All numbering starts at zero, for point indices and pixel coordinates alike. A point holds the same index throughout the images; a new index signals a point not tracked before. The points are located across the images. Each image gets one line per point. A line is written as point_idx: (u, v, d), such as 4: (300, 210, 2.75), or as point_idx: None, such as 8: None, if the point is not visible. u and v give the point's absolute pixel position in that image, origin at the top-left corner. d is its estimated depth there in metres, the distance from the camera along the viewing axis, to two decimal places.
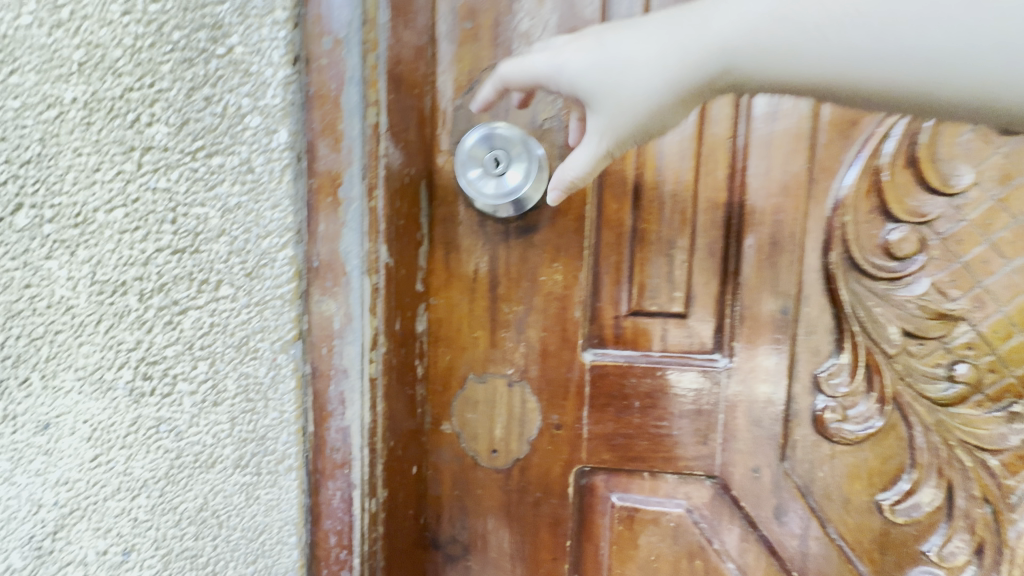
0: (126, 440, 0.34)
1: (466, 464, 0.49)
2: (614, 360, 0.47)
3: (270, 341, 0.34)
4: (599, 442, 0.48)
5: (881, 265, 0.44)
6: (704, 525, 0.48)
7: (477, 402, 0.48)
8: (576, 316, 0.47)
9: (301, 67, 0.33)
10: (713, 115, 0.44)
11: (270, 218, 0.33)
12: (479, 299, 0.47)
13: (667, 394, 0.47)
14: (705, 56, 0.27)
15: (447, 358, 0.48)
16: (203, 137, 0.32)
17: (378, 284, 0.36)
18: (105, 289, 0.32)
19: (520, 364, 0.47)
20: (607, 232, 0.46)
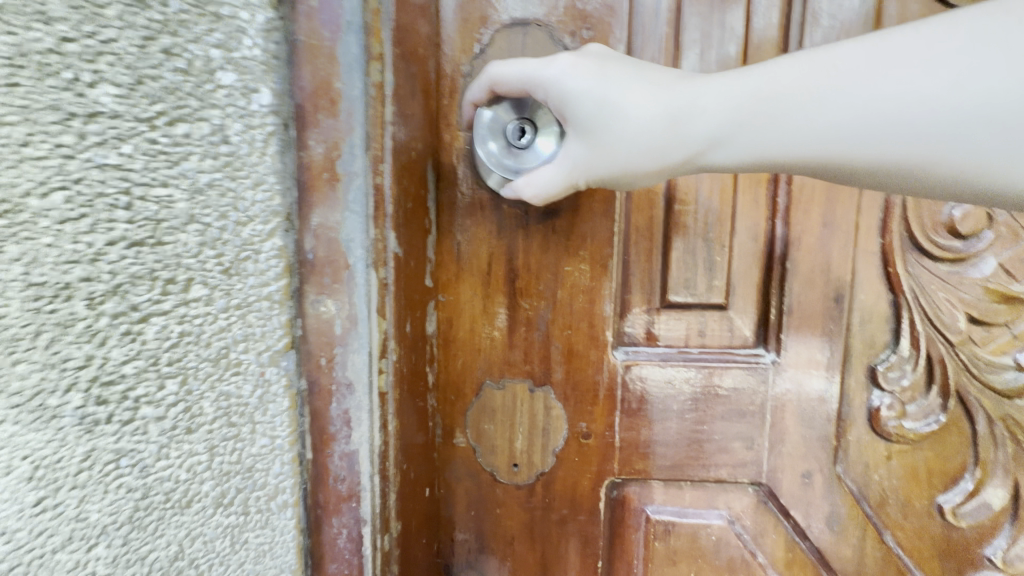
0: (79, 481, 0.25)
1: (484, 482, 0.43)
2: (648, 359, 0.42)
3: (255, 351, 0.28)
4: (632, 450, 0.43)
5: (944, 245, 0.40)
6: (747, 536, 0.43)
7: (495, 411, 0.42)
8: (606, 312, 0.41)
9: (287, 13, 0.27)
10: None
11: (252, 201, 0.27)
12: (494, 295, 0.41)
13: (707, 395, 0.42)
14: (693, 128, 0.28)
15: (460, 363, 0.42)
16: (164, 99, 0.24)
17: (387, 281, 0.30)
18: (44, 294, 0.23)
19: (542, 366, 0.42)
20: (637, 213, 0.41)
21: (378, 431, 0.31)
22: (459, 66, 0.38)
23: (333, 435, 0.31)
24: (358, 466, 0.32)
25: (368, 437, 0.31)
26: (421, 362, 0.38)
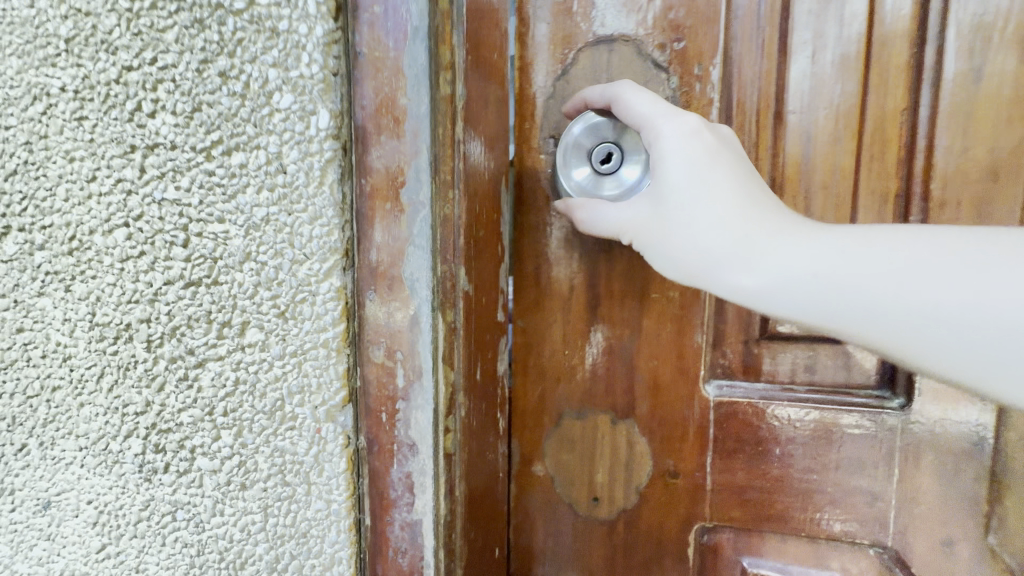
0: (137, 529, 0.27)
1: (564, 514, 0.38)
2: (747, 398, 0.35)
3: (311, 405, 0.24)
4: (726, 495, 0.36)
5: None
6: None
7: (572, 439, 0.38)
8: (698, 343, 0.35)
9: (348, 23, 0.23)
10: (885, 74, 0.29)
11: (309, 235, 0.23)
12: (574, 319, 0.37)
13: (827, 445, 0.34)
14: (775, 256, 0.23)
15: (537, 393, 0.38)
16: (220, 127, 0.24)
17: (454, 323, 0.24)
18: (105, 335, 0.26)
19: (624, 403, 0.36)
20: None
21: (444, 496, 0.25)
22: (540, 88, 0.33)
23: (394, 500, 0.25)
24: (421, 537, 0.25)
25: (432, 502, 0.24)
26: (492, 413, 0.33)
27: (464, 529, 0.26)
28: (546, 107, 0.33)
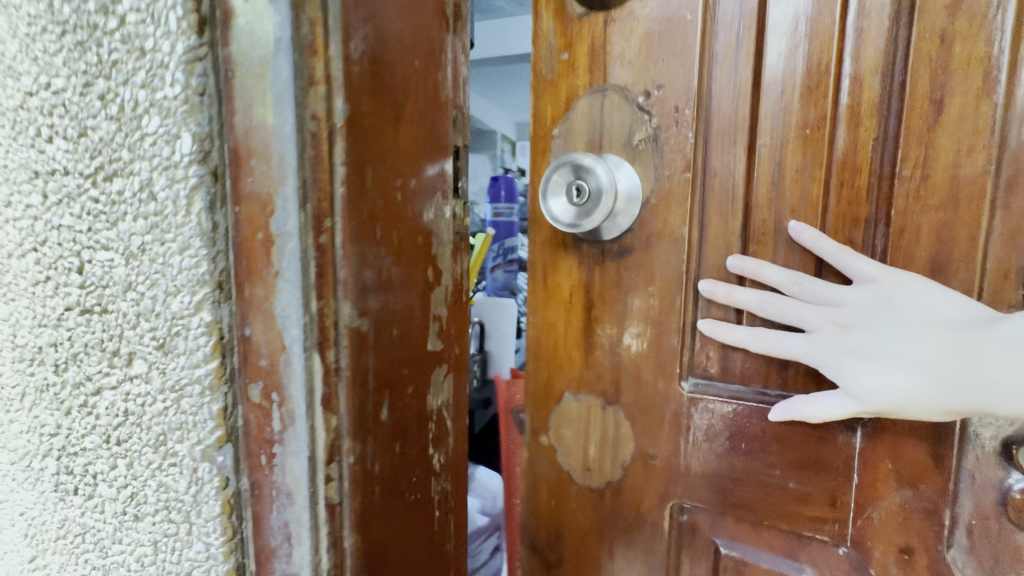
0: (57, 545, 0.28)
1: (562, 478, 0.46)
2: (716, 396, 0.40)
3: (189, 443, 0.24)
4: (699, 480, 0.41)
5: None
6: None
7: (567, 411, 0.46)
8: (673, 344, 0.41)
9: (214, 36, 0.21)
10: (845, 111, 0.34)
11: (177, 268, 0.22)
12: (575, 319, 0.45)
13: (780, 444, 0.38)
14: (886, 358, 0.33)
15: (544, 375, 0.47)
16: (101, 153, 0.23)
17: (337, 364, 0.23)
18: (24, 356, 0.27)
19: (611, 388, 0.44)
20: (712, 248, 0.39)
21: (325, 551, 0.24)
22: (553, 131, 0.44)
23: (275, 550, 0.24)
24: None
25: (310, 557, 0.24)
26: (417, 448, 0.30)
27: (357, 575, 0.25)
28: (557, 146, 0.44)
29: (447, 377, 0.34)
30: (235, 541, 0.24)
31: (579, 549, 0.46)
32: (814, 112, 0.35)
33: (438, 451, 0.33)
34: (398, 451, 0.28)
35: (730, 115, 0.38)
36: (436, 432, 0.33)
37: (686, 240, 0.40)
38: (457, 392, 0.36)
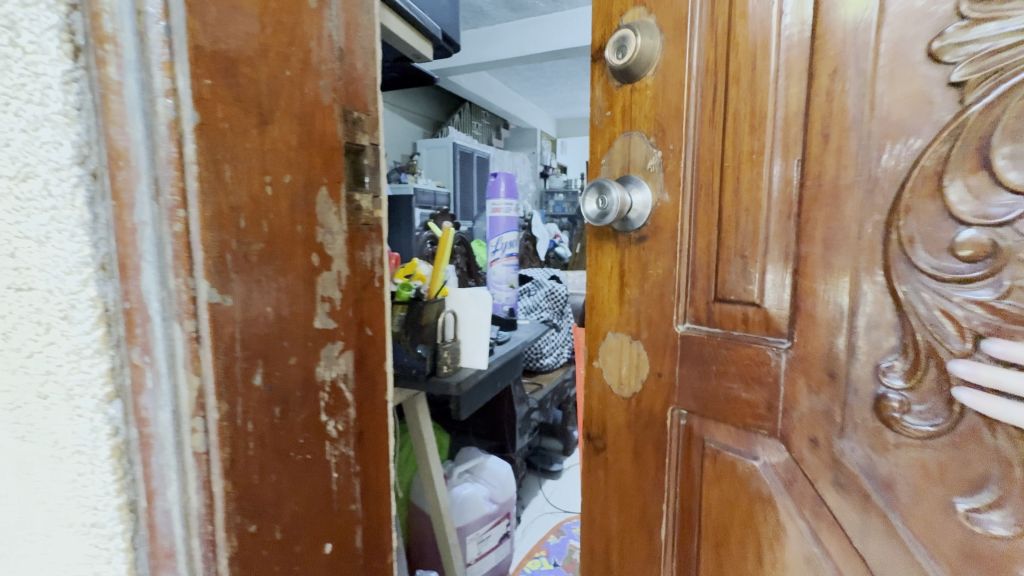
0: (13, 479, 0.33)
1: (601, 402, 0.50)
2: (704, 333, 0.42)
3: (87, 398, 0.27)
4: (689, 397, 0.44)
5: (946, 265, 0.30)
6: (788, 496, 0.39)
7: (601, 350, 0.49)
8: (674, 298, 0.44)
9: (88, 61, 0.25)
10: (759, 102, 0.38)
11: (67, 250, 0.26)
12: (612, 271, 0.47)
13: (753, 380, 0.40)
14: None
15: (592, 323, 0.49)
16: (3, 157, 0.26)
17: (197, 331, 0.28)
18: None
19: (634, 329, 0.46)
20: (699, 233, 0.42)
21: (194, 491, 0.29)
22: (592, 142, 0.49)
23: (157, 490, 0.29)
24: (174, 524, 0.29)
25: (180, 495, 0.29)
26: (304, 413, 0.35)
27: (227, 514, 0.30)
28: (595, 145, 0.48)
29: (345, 353, 0.38)
30: (126, 480, 0.28)
31: (621, 474, 0.49)
32: (735, 105, 0.39)
33: (332, 421, 0.37)
34: (277, 415, 0.32)
35: (743, 130, 0.39)
36: (331, 400, 0.37)
37: (700, 234, 0.42)
38: (356, 367, 0.40)
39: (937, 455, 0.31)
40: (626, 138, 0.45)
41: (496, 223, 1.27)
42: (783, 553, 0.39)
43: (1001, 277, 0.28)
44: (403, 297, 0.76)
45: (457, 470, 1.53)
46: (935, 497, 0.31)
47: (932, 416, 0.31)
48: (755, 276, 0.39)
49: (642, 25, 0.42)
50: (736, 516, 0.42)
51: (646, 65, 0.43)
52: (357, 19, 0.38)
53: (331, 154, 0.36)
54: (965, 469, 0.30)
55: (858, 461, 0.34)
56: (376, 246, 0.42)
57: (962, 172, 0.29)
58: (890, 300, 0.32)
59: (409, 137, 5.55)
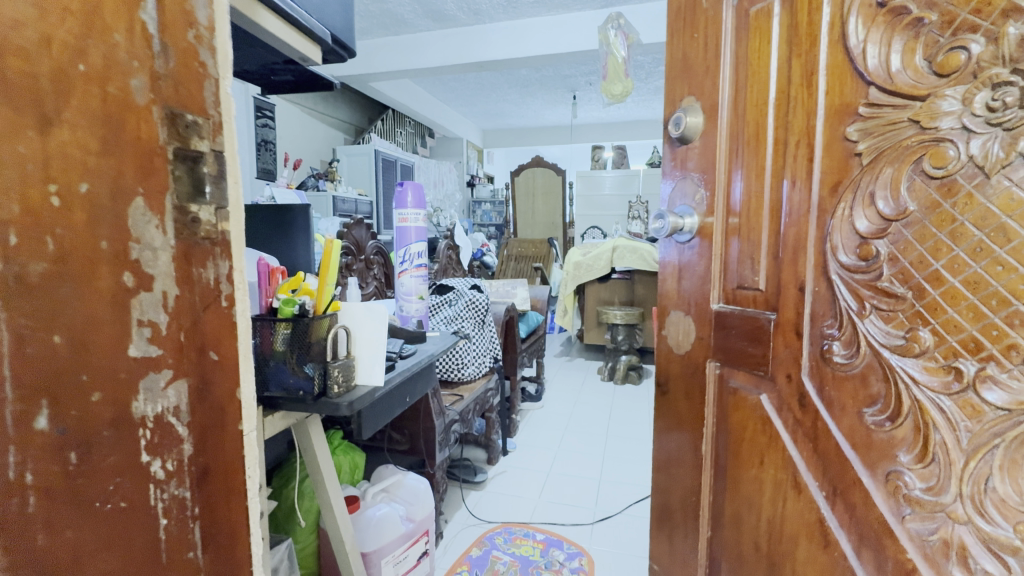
0: None
1: (667, 356, 0.72)
2: (727, 311, 0.64)
3: None
4: (719, 353, 0.65)
5: (851, 260, 0.50)
6: (777, 419, 0.58)
7: (664, 322, 0.73)
8: (711, 286, 0.66)
9: None
10: (761, 146, 0.58)
11: None
12: (672, 268, 0.71)
13: (756, 339, 0.61)
14: None
15: (660, 304, 0.73)
16: None
17: None
18: None
19: (687, 308, 0.69)
20: (726, 237, 0.63)
21: None
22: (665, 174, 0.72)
23: None
24: None
25: None
26: (115, 455, 0.30)
27: None
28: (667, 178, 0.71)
29: (175, 384, 0.34)
30: None
31: (675, 411, 0.72)
32: (748, 152, 0.60)
33: (160, 463, 0.33)
34: (73, 461, 0.28)
35: (745, 170, 0.60)
36: (154, 437, 0.33)
37: (723, 240, 0.64)
38: (193, 398, 0.36)
39: (852, 381, 0.50)
40: (681, 181, 0.68)
41: (404, 233, 1.24)
42: (775, 457, 0.58)
43: (881, 270, 0.48)
44: (286, 314, 0.71)
45: (371, 491, 1.46)
46: (852, 409, 0.51)
47: (849, 357, 0.51)
48: (760, 271, 0.60)
49: (691, 108, 0.66)
50: (747, 433, 0.62)
51: (693, 133, 0.65)
52: (190, 14, 0.35)
53: (150, 161, 0.32)
54: (866, 388, 0.49)
55: (811, 388, 0.54)
56: (222, 262, 0.38)
57: (862, 207, 0.49)
58: (825, 281, 0.53)
59: (329, 142, 5.32)
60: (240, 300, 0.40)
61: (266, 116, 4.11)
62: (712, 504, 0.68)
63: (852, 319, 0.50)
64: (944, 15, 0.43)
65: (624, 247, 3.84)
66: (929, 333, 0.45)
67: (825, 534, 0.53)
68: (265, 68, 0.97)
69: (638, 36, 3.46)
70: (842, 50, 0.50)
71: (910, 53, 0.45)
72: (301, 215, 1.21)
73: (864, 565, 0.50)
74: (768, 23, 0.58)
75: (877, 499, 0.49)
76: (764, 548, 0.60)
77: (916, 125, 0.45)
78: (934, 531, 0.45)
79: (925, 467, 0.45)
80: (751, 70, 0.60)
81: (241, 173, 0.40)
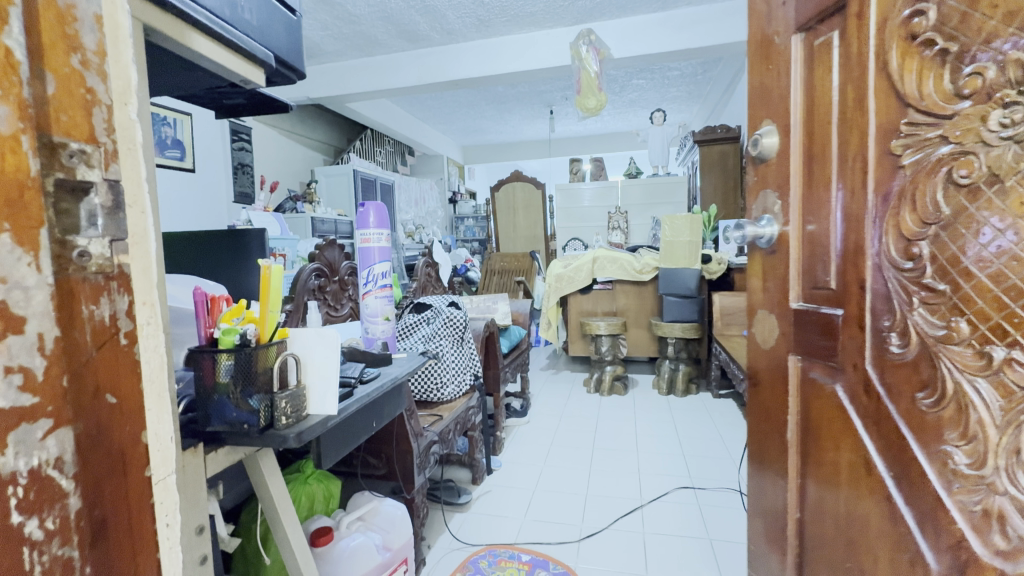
0: None
1: (756, 351, 0.83)
2: (805, 309, 0.70)
3: None
4: (791, 345, 0.73)
5: (897, 261, 0.56)
6: (850, 407, 0.63)
7: (755, 321, 0.82)
8: (790, 285, 0.73)
9: None
10: (827, 158, 0.65)
11: None
12: (755, 273, 0.82)
13: (828, 331, 0.66)
14: None
15: (751, 304, 0.84)
16: None
17: None
18: None
19: (769, 306, 0.78)
20: (796, 244, 0.72)
21: None
22: (750, 185, 0.82)
23: None
24: None
25: None
26: None
27: None
28: (753, 189, 0.81)
29: (57, 434, 0.31)
30: None
31: (764, 402, 0.80)
32: (813, 164, 0.68)
33: (46, 519, 0.31)
34: None
35: (821, 184, 0.67)
36: (29, 494, 0.30)
37: (797, 246, 0.71)
38: (82, 446, 0.33)
39: (906, 367, 0.55)
40: (762, 195, 0.78)
41: (366, 254, 1.22)
42: (848, 443, 0.63)
43: (925, 268, 0.53)
44: (227, 344, 0.68)
45: (346, 521, 1.37)
46: (907, 394, 0.55)
47: (903, 347, 0.56)
48: (831, 273, 0.65)
49: (767, 130, 0.76)
50: (824, 420, 0.68)
51: (769, 152, 0.75)
52: (76, 39, 0.33)
53: (21, 192, 0.30)
54: (918, 374, 0.54)
55: (874, 375, 0.59)
56: (120, 297, 0.35)
57: (906, 215, 0.55)
58: (877, 278, 0.59)
59: (307, 164, 5.29)
60: (147, 336, 0.38)
61: (241, 139, 4.14)
62: (799, 491, 0.73)
63: (902, 312, 0.56)
64: (963, 46, 0.50)
65: (604, 257, 3.91)
66: (966, 324, 0.50)
67: (893, 512, 0.57)
68: (213, 92, 0.95)
69: (609, 52, 3.59)
70: (885, 75, 0.56)
71: (937, 76, 0.52)
72: (255, 239, 1.29)
73: (927, 539, 0.53)
74: (829, 53, 0.65)
75: (929, 474, 0.52)
76: (843, 523, 0.64)
77: (947, 140, 0.51)
78: (980, 501, 0.48)
79: (969, 444, 0.49)
80: (815, 91, 0.68)
81: (145, 202, 0.38)
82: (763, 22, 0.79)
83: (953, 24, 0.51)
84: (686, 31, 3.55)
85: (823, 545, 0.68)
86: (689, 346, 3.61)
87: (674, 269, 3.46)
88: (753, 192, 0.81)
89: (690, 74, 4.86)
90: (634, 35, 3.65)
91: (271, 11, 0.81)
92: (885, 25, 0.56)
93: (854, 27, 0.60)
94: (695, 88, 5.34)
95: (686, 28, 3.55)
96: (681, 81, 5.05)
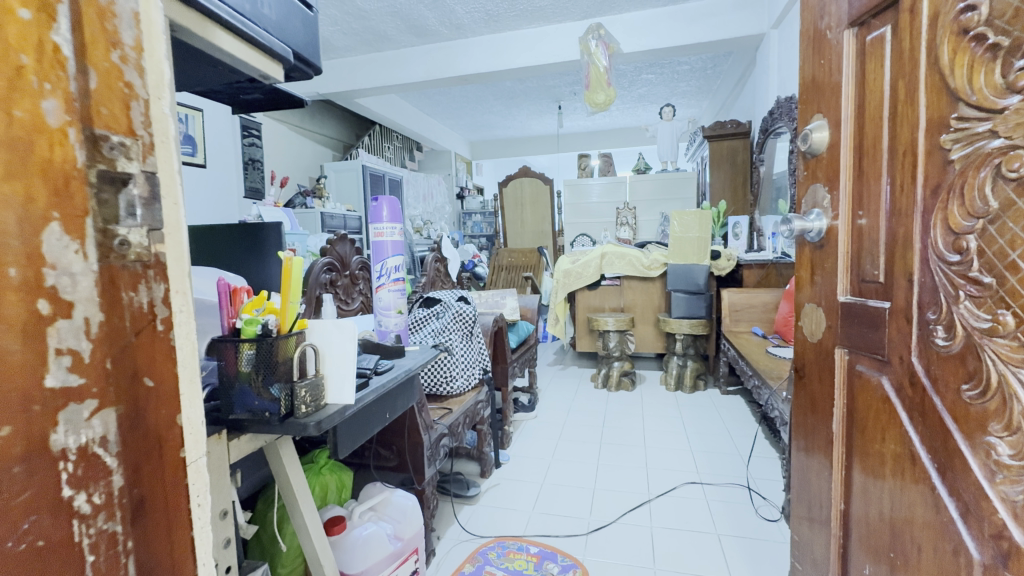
0: None
1: (804, 343, 0.85)
2: (851, 303, 0.72)
3: None
4: (838, 338, 0.75)
5: (945, 254, 0.56)
6: (896, 399, 0.64)
7: (804, 315, 0.85)
8: (839, 280, 0.74)
9: None
10: (879, 153, 0.66)
11: None
12: (804, 267, 0.85)
13: (875, 324, 0.67)
14: None
15: (800, 298, 0.86)
16: None
17: None
18: None
19: (818, 299, 0.81)
20: (845, 238, 0.73)
21: None
22: (801, 181, 0.85)
23: None
24: None
25: None
26: (30, 490, 0.29)
27: None
28: (804, 184, 0.84)
29: (102, 415, 0.33)
30: None
31: (812, 393, 0.83)
32: (863, 160, 0.69)
33: (91, 496, 0.32)
34: None
35: (871, 179, 0.68)
36: (78, 470, 0.31)
37: (846, 240, 0.73)
38: (123, 427, 0.34)
39: (953, 359, 0.55)
40: (813, 190, 0.81)
41: (380, 247, 1.23)
42: (893, 434, 0.64)
43: (971, 262, 0.53)
44: (249, 334, 0.70)
45: (359, 511, 1.39)
46: (953, 385, 0.55)
47: (949, 340, 0.55)
48: (879, 266, 0.66)
49: (818, 125, 0.78)
50: (871, 412, 0.69)
51: (819, 146, 0.78)
52: (114, 36, 0.34)
53: (66, 183, 0.31)
54: (964, 366, 0.54)
55: (920, 368, 0.60)
56: (157, 285, 0.37)
57: (955, 209, 0.54)
58: (925, 271, 0.59)
59: (317, 159, 5.33)
60: (183, 322, 0.39)
61: (252, 135, 4.18)
62: (843, 480, 0.75)
63: (948, 305, 0.55)
64: (1016, 40, 0.48)
65: (613, 253, 3.90)
66: (1012, 317, 0.49)
67: (937, 501, 0.57)
68: (232, 87, 0.96)
69: (619, 46, 3.57)
70: (937, 69, 0.56)
71: (988, 71, 0.50)
72: (273, 233, 1.31)
73: (969, 529, 0.53)
74: (881, 49, 0.66)
75: (973, 465, 0.52)
76: (887, 514, 0.65)
77: (998, 134, 0.50)
78: (1023, 492, 0.47)
79: (1013, 436, 0.48)
80: (867, 89, 0.69)
81: (180, 194, 0.39)
82: (816, 18, 0.81)
83: (1006, 18, 0.49)
84: (698, 24, 3.52)
85: (869, 533, 0.69)
86: (697, 342, 3.60)
87: (685, 265, 3.45)
88: (804, 187, 0.84)
89: (700, 69, 4.81)
90: (644, 29, 3.62)
91: (290, 8, 0.82)
92: (938, 19, 0.56)
93: (906, 23, 0.61)
94: (705, 83, 5.30)
95: (698, 22, 3.52)
96: (691, 76, 5.01)
